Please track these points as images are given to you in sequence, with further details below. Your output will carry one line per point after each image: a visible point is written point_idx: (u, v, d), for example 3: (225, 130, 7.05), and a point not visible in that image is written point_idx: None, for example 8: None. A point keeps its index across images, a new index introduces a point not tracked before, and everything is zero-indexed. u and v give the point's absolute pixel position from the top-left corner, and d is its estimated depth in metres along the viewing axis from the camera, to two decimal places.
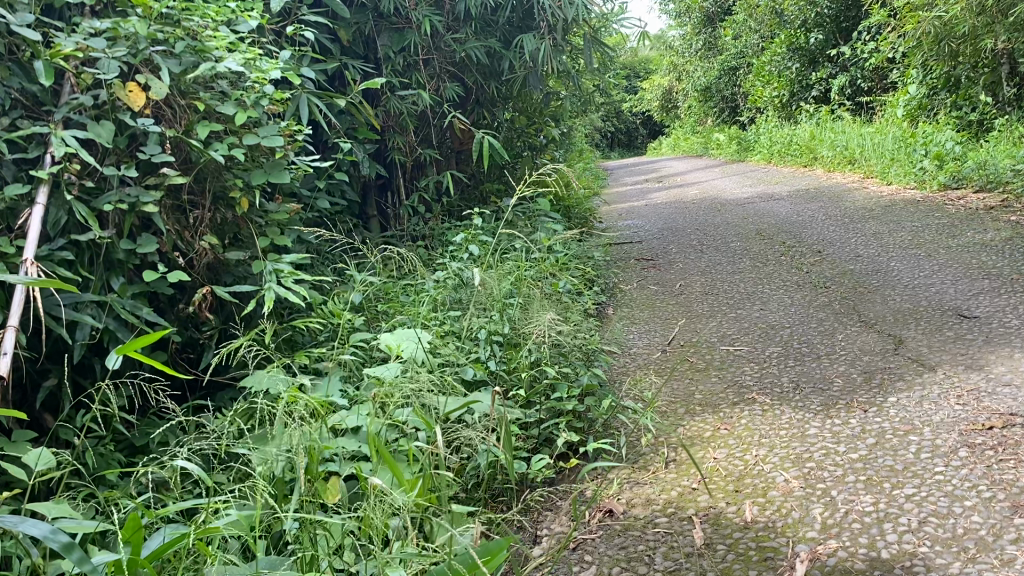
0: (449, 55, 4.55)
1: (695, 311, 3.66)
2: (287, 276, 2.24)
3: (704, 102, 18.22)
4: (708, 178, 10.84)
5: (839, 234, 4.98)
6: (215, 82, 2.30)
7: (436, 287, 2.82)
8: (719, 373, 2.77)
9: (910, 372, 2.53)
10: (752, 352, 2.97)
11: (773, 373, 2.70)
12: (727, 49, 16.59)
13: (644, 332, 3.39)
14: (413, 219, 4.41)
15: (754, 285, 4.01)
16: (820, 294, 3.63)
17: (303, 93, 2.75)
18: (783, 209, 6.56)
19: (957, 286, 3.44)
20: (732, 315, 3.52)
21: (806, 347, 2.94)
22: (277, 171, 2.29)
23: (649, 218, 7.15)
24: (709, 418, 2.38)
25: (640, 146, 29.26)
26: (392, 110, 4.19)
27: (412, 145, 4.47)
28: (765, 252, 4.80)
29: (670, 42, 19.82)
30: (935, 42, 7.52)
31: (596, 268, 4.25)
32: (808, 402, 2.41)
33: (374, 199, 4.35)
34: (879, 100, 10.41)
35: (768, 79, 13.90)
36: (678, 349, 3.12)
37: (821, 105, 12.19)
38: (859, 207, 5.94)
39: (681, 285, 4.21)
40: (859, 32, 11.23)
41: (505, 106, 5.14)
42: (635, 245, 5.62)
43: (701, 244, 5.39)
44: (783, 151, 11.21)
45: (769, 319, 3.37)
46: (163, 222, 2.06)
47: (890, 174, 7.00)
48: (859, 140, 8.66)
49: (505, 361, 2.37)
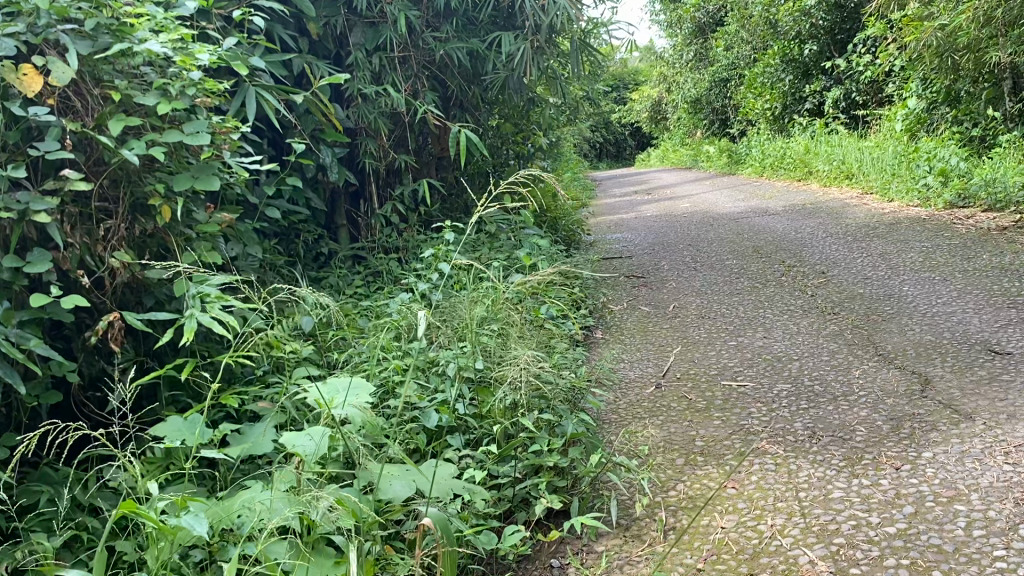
0: (427, 55, 4.21)
1: (692, 338, 3.31)
2: (212, 303, 1.86)
3: (694, 114, 17.94)
4: (698, 191, 10.54)
5: (842, 254, 4.65)
6: (138, 69, 1.95)
7: (399, 312, 2.48)
8: (722, 416, 2.42)
9: (944, 421, 2.19)
10: (757, 390, 2.62)
11: (784, 418, 2.36)
12: (718, 61, 16.34)
13: (635, 362, 3.04)
14: (386, 231, 4.07)
15: (755, 308, 3.68)
16: (829, 321, 3.30)
17: (251, 87, 2.42)
18: (779, 224, 6.25)
19: (981, 316, 3.12)
20: (732, 343, 3.19)
21: (822, 386, 2.59)
22: (207, 175, 1.94)
23: (639, 231, 6.82)
24: (713, 473, 2.04)
25: (629, 158, 29.00)
26: (363, 112, 3.85)
27: (386, 150, 4.13)
28: (763, 271, 4.47)
29: (661, 52, 19.55)
30: (937, 54, 7.22)
31: (583, 289, 3.92)
32: (828, 456, 2.08)
33: (343, 208, 3.99)
34: (875, 115, 10.13)
35: (759, 91, 13.60)
36: (675, 383, 2.77)
37: (815, 118, 11.91)
38: (860, 225, 5.63)
39: (675, 307, 3.88)
40: (854, 44, 10.97)
41: (487, 111, 4.80)
42: (624, 261, 5.29)
43: (695, 261, 5.06)
44: (776, 165, 10.92)
45: (774, 350, 3.03)
46: (60, 234, 1.70)
47: (891, 191, 6.70)
48: (856, 154, 8.36)
49: (475, 404, 2.02)
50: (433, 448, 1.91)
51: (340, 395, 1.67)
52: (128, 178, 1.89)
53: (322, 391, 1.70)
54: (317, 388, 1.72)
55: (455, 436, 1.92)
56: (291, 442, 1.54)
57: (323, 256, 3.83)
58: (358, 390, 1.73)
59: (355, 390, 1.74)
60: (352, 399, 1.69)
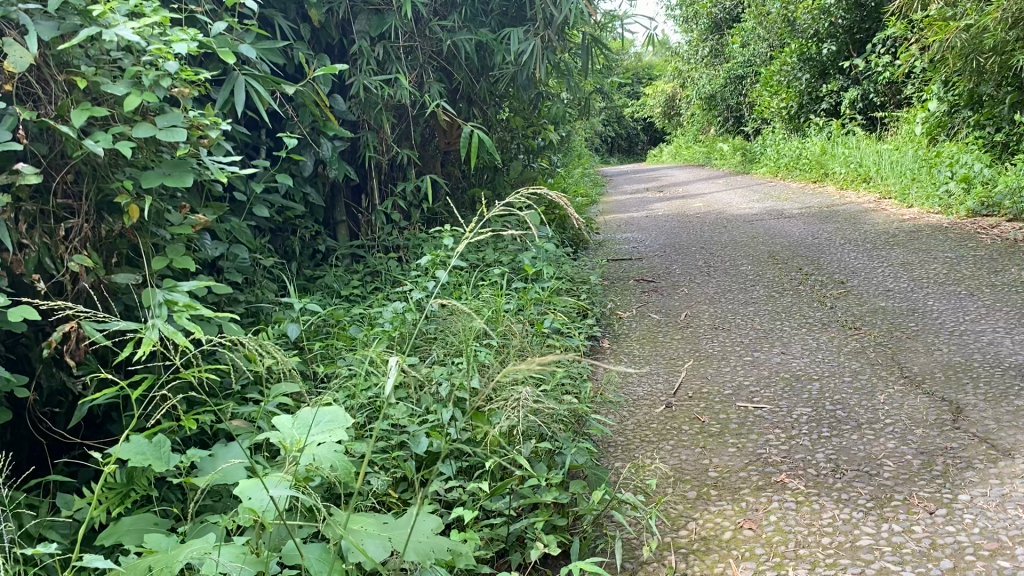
0: (434, 45, 4.03)
1: (704, 352, 3.13)
2: (180, 313, 1.69)
3: (708, 111, 17.70)
4: (711, 190, 10.36)
5: (863, 262, 4.46)
6: (110, 54, 1.78)
7: (392, 322, 2.31)
8: (737, 443, 2.25)
9: (981, 458, 2.01)
10: (776, 414, 2.45)
11: (804, 448, 2.18)
12: (734, 58, 16.09)
13: (644, 377, 2.87)
14: (387, 228, 3.91)
15: (771, 319, 3.50)
16: (850, 337, 3.12)
17: (240, 76, 2.29)
18: (795, 227, 6.06)
19: (1014, 336, 2.93)
20: (747, 358, 3.01)
21: (845, 412, 2.41)
22: (181, 171, 1.77)
23: (650, 231, 6.65)
24: (728, 510, 1.87)
25: (641, 154, 28.77)
26: (364, 106, 3.68)
27: (390, 144, 3.96)
28: (780, 279, 4.30)
29: (676, 48, 19.30)
30: (961, 56, 7.00)
31: (591, 294, 3.74)
32: (855, 494, 1.91)
33: (343, 203, 3.82)
34: (894, 117, 9.90)
35: (775, 89, 13.37)
36: (686, 403, 2.60)
37: (831, 118, 11.68)
38: (880, 231, 5.44)
39: (686, 316, 3.70)
40: (874, 44, 10.73)
41: (495, 105, 4.63)
42: (634, 263, 5.11)
43: (707, 266, 4.88)
44: (791, 165, 10.70)
45: (793, 368, 2.86)
46: (10, 236, 1.52)
47: (912, 197, 6.49)
48: (875, 157, 8.14)
49: (469, 429, 1.86)
50: (422, 476, 1.74)
51: (309, 439, 1.33)
52: (92, 172, 1.73)
53: (287, 431, 1.35)
54: (283, 424, 1.37)
55: (446, 463, 1.75)
56: (245, 496, 1.24)
57: (320, 253, 3.68)
58: (336, 423, 1.37)
59: (328, 424, 1.37)
60: (323, 440, 1.34)
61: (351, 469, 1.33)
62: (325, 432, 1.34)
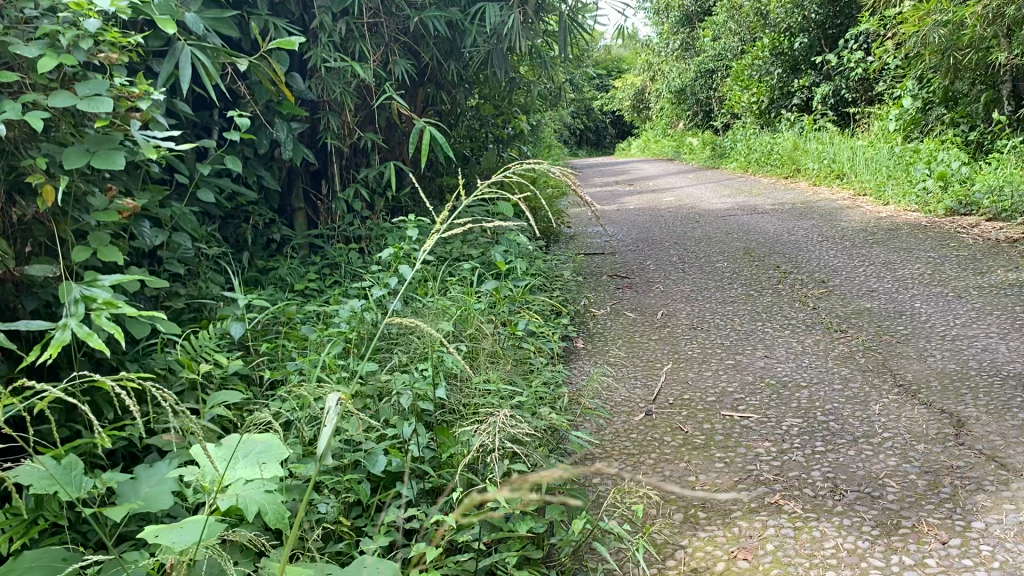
0: (401, 23, 3.81)
1: (684, 354, 2.95)
2: (98, 313, 1.45)
3: (677, 104, 17.58)
4: (681, 183, 10.22)
5: (843, 260, 4.32)
6: (25, 12, 1.55)
7: (350, 323, 2.11)
8: (725, 458, 2.07)
9: (991, 479, 1.85)
10: (763, 424, 2.28)
11: (797, 465, 2.01)
12: (705, 51, 15.98)
13: (621, 382, 2.68)
14: (349, 217, 3.69)
15: (752, 320, 3.34)
16: (837, 340, 2.96)
17: (186, 47, 2.06)
18: (770, 223, 5.92)
19: (1009, 342, 2.79)
20: (730, 361, 2.84)
21: (839, 424, 2.24)
22: (107, 149, 1.56)
23: (620, 224, 6.48)
24: (720, 536, 1.69)
25: (608, 147, 28.67)
26: (325, 85, 3.45)
27: (352, 127, 3.74)
28: (758, 276, 4.14)
29: (647, 40, 19.14)
30: (939, 52, 6.89)
31: (563, 290, 3.55)
32: (859, 518, 1.74)
33: (300, 190, 3.61)
34: (865, 113, 9.81)
35: (746, 84, 13.25)
36: (668, 410, 2.42)
37: (803, 114, 11.59)
38: (857, 229, 5.30)
39: (663, 314, 3.52)
40: (846, 40, 10.64)
41: (462, 90, 4.42)
42: (606, 257, 4.93)
43: (682, 261, 4.72)
44: (762, 161, 10.59)
45: (778, 373, 2.69)
46: None
47: (887, 194, 6.38)
48: (848, 153, 8.03)
49: (434, 446, 1.67)
50: (379, 501, 1.55)
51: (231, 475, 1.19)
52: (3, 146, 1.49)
53: (208, 465, 1.21)
54: (205, 454, 1.22)
55: (406, 484, 1.56)
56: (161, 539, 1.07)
57: (276, 243, 3.46)
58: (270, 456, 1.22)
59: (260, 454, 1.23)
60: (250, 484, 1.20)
61: (278, 512, 1.20)
62: (251, 467, 1.19)
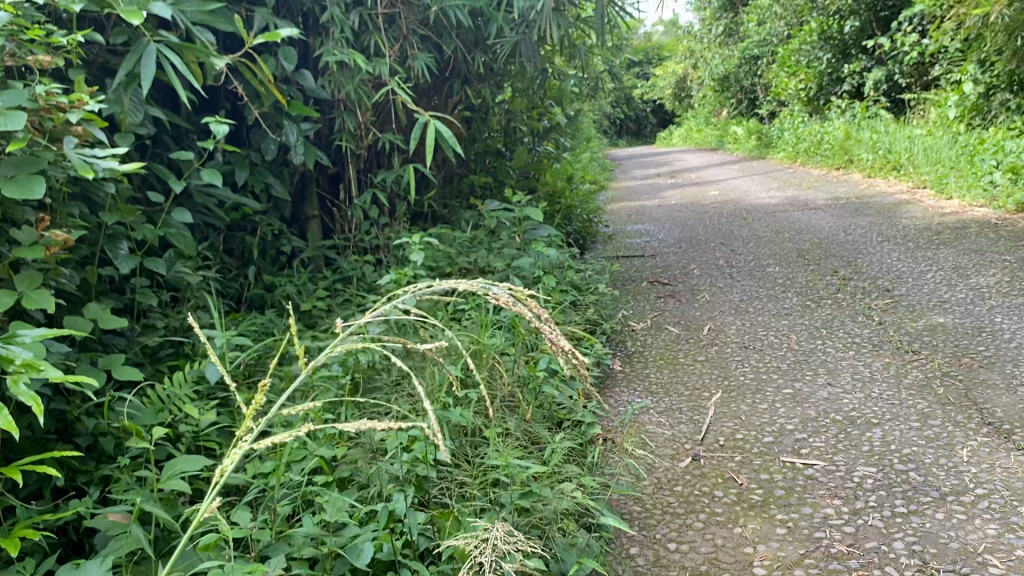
0: (419, 13, 3.52)
1: (735, 381, 2.62)
2: (13, 378, 1.16)
3: (721, 92, 17.07)
4: (726, 175, 9.82)
5: (909, 265, 3.95)
6: None
7: (346, 363, 1.82)
8: (788, 521, 1.75)
9: None
10: (831, 474, 1.95)
11: (874, 533, 1.68)
12: (750, 35, 15.46)
13: (663, 417, 2.37)
14: (365, 225, 3.41)
15: (811, 338, 2.99)
16: (910, 364, 2.61)
17: (151, 45, 1.81)
18: (823, 221, 5.53)
19: None
20: (788, 390, 2.51)
21: (922, 475, 1.89)
22: (29, 171, 1.34)
23: (662, 223, 6.14)
24: None
25: (650, 136, 28.17)
26: (336, 82, 3.17)
27: (369, 126, 3.46)
28: (814, 283, 3.79)
29: (689, 27, 18.65)
30: (1006, 32, 6.41)
31: (599, 304, 3.23)
32: None
33: (313, 197, 3.35)
34: (922, 99, 9.32)
35: (793, 70, 12.74)
36: (718, 455, 2.10)
37: (854, 100, 11.09)
38: (920, 228, 4.91)
39: (710, 330, 3.19)
40: (900, 22, 10.12)
41: (488, 86, 4.12)
42: (647, 261, 4.60)
43: (730, 265, 4.37)
44: (812, 150, 10.14)
45: (844, 406, 2.35)
46: None
47: (951, 187, 5.94)
48: (906, 143, 7.58)
49: (435, 527, 1.36)
50: None
51: None
52: None
53: None
54: None
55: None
56: None
57: (285, 256, 3.21)
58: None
59: None
60: None
61: None
62: None
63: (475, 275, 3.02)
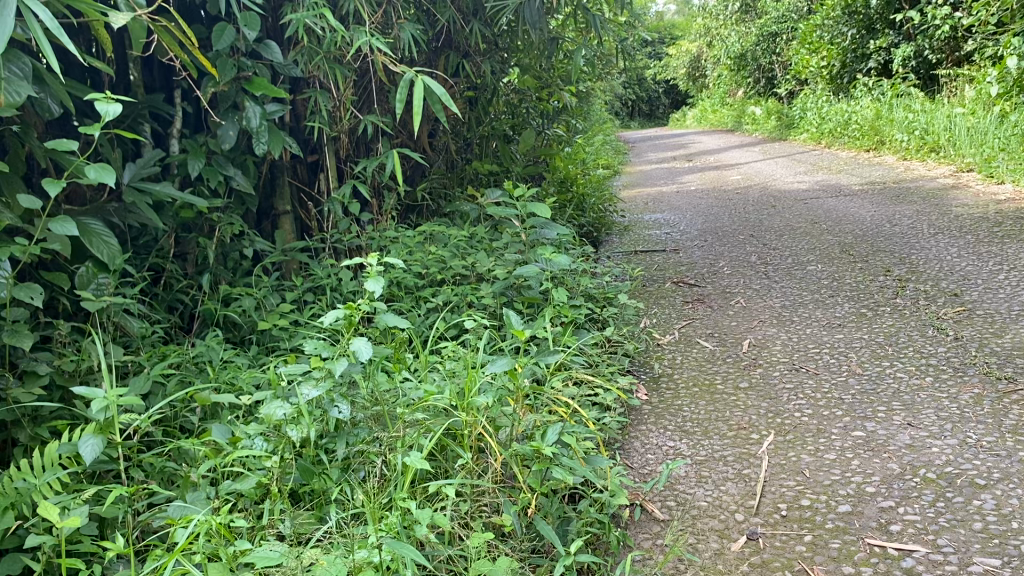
0: None
1: (788, 418, 2.12)
2: None
3: (738, 71, 16.42)
4: (748, 158, 9.26)
5: (975, 263, 3.42)
6: None
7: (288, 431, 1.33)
8: None
9: None
10: (940, 567, 1.45)
11: None
12: (770, 11, 14.78)
13: (704, 471, 1.88)
14: (346, 222, 2.91)
15: (875, 358, 2.48)
16: (1009, 398, 2.10)
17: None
18: (863, 209, 5.00)
19: None
20: (858, 433, 2.00)
21: None
22: None
23: (682, 212, 5.62)
24: None
25: (664, 117, 27.48)
26: (307, 54, 2.67)
27: (350, 107, 2.95)
28: (866, 285, 3.28)
29: (704, 4, 18.01)
30: None
31: (618, 316, 2.73)
32: None
33: (286, 189, 2.85)
34: (955, 75, 8.74)
35: (815, 46, 12.09)
36: (783, 532, 1.61)
37: (880, 78, 10.50)
38: (976, 217, 4.37)
39: (750, 346, 2.68)
40: None
41: (487, 61, 3.61)
42: (670, 257, 4.09)
43: (764, 262, 3.86)
44: (838, 131, 9.57)
45: (938, 459, 1.84)
46: None
47: (1002, 171, 5.39)
48: (944, 121, 7.02)
49: None
50: None
51: None
52: None
53: None
54: None
55: None
56: None
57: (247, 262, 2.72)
58: None
59: None
60: None
61: None
62: None
63: (471, 284, 2.52)
